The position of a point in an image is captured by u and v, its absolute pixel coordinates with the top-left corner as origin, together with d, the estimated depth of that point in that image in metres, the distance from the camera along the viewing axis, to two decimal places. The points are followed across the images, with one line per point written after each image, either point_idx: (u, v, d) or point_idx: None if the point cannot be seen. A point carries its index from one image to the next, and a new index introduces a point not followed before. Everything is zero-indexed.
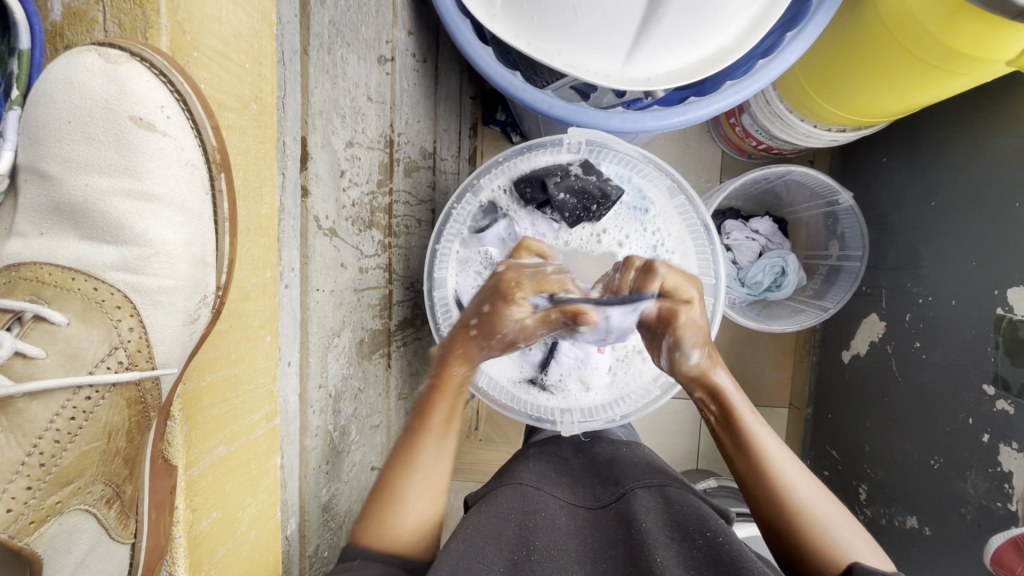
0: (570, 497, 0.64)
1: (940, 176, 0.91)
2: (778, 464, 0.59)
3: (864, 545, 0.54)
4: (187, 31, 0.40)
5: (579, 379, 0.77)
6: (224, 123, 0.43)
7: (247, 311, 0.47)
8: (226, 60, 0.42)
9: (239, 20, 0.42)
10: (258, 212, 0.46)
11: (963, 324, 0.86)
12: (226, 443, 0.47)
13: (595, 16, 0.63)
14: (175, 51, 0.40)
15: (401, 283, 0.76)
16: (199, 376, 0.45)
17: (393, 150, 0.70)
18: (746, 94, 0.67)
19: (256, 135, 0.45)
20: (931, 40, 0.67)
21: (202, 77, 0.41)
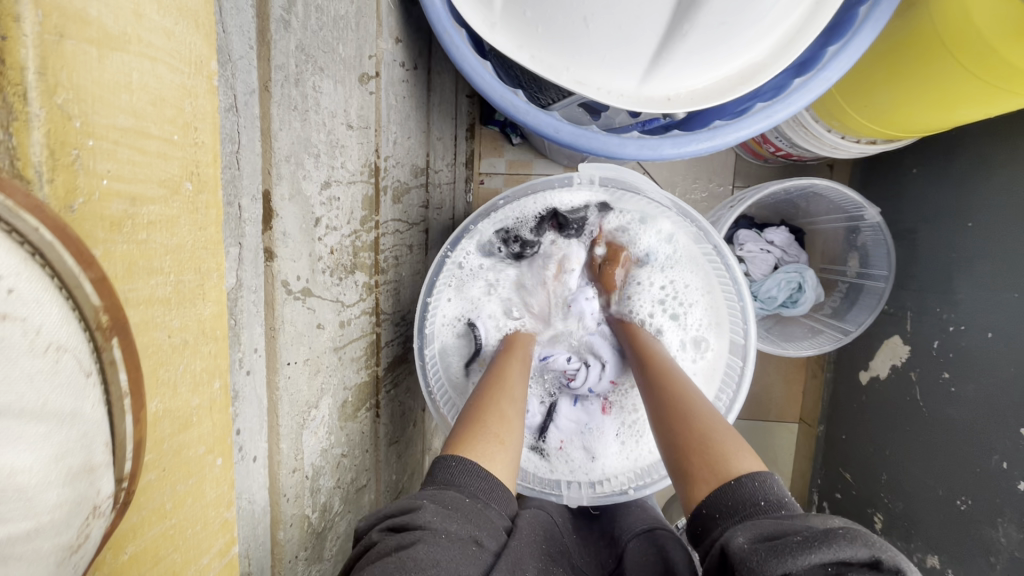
0: (581, 560, 0.58)
1: (980, 195, 0.84)
2: (679, 383, 0.59)
3: (749, 456, 0.49)
4: (73, 112, 0.26)
5: (583, 446, 0.72)
6: (146, 219, 0.30)
7: (188, 441, 0.34)
8: (142, 138, 0.29)
9: (162, 79, 0.30)
10: (198, 316, 0.34)
11: (1001, 360, 0.80)
12: None
13: (610, 29, 0.55)
14: (57, 142, 0.25)
15: (389, 321, 0.69)
16: (117, 554, 0.31)
17: (378, 178, 0.62)
18: (779, 118, 0.59)
19: (193, 221, 0.33)
20: (991, 57, 0.59)
21: (102, 170, 0.27)
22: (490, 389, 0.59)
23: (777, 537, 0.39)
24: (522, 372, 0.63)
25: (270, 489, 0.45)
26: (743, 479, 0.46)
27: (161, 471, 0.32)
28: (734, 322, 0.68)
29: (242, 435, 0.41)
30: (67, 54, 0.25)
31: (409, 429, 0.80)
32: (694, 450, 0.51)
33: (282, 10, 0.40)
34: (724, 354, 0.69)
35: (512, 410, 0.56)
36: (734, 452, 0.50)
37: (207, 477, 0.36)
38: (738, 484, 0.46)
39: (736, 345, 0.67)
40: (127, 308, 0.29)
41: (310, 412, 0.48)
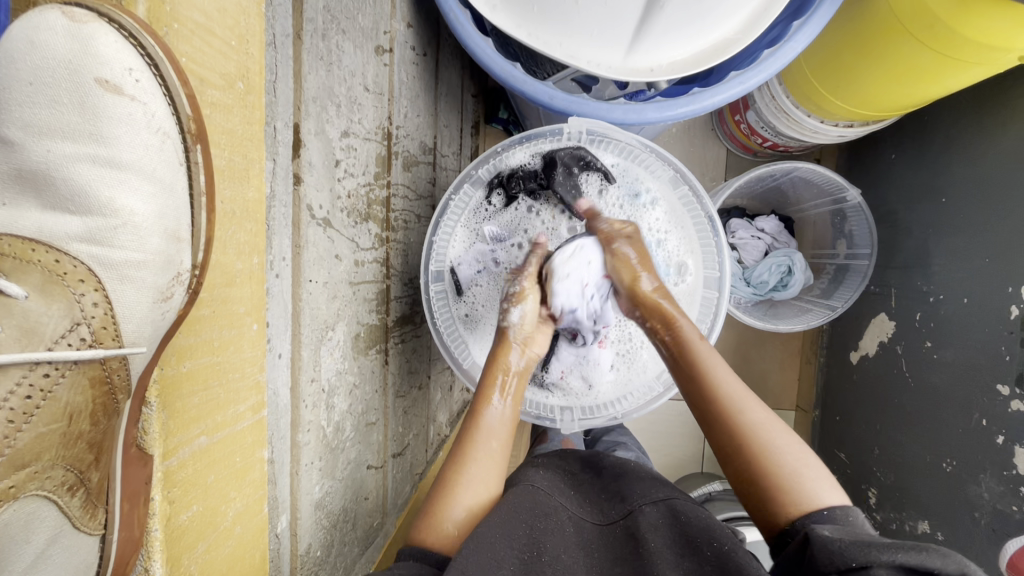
0: (579, 510, 0.62)
1: (951, 172, 0.90)
2: (750, 423, 0.56)
3: (830, 484, 0.52)
4: (167, 0, 0.37)
5: (581, 376, 0.74)
6: (208, 100, 0.41)
7: (231, 296, 0.44)
8: (211, 35, 0.39)
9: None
10: (244, 193, 0.44)
11: (975, 323, 0.85)
12: (208, 433, 0.44)
13: (596, 4, 0.62)
14: (152, 20, 0.37)
15: (399, 278, 0.75)
16: (179, 361, 0.42)
17: (390, 142, 0.68)
18: (751, 85, 0.66)
19: (242, 115, 0.43)
20: (942, 29, 0.65)
21: (183, 51, 0.38)
22: (460, 468, 0.60)
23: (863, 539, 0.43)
24: (504, 431, 0.63)
25: (291, 391, 0.51)
26: (836, 513, 0.49)
27: (212, 310, 0.43)
28: (711, 260, 0.71)
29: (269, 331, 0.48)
30: None
31: (415, 389, 0.84)
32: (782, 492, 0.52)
33: None
34: (701, 288, 0.72)
35: (478, 497, 0.59)
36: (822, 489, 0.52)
37: (245, 336, 0.45)
38: (832, 515, 0.49)
39: (711, 279, 0.71)
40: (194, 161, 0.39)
41: (328, 333, 0.54)
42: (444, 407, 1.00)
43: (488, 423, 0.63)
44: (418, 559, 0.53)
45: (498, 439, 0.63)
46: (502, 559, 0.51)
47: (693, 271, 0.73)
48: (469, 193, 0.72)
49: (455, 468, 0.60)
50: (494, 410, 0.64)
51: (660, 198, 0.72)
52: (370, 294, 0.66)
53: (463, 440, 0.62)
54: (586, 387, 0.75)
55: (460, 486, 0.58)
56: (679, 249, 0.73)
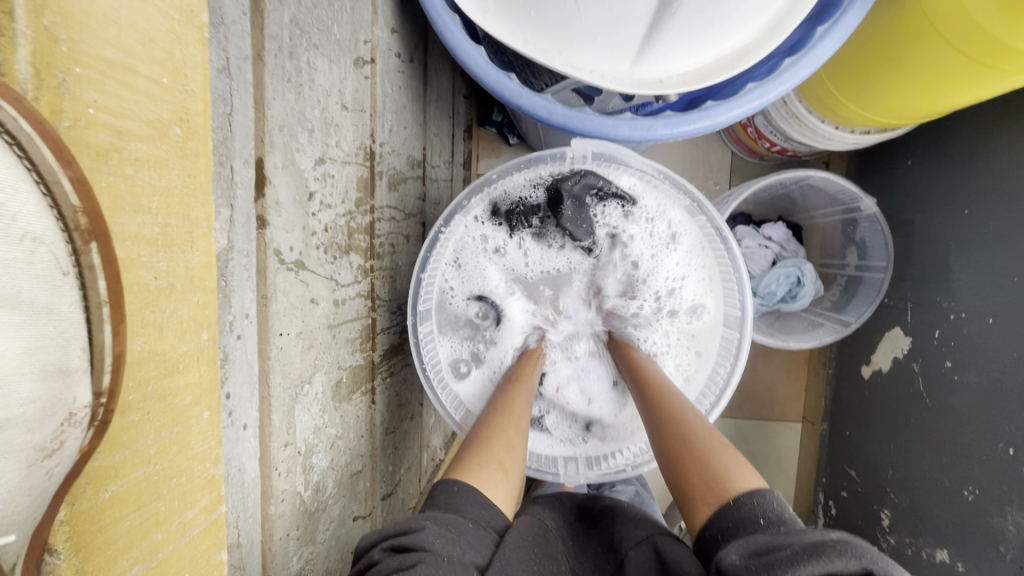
0: (572, 563, 0.56)
1: (974, 183, 0.84)
2: (679, 415, 0.57)
3: (746, 470, 0.50)
4: (62, 37, 0.27)
5: (580, 389, 0.70)
6: (133, 156, 0.32)
7: (174, 387, 0.36)
8: (130, 74, 0.31)
9: (150, 21, 0.32)
10: (186, 262, 0.35)
11: (1001, 345, 0.80)
12: (142, 561, 0.35)
13: (600, 10, 0.56)
14: (44, 64, 0.27)
15: (386, 308, 0.69)
16: (97, 489, 0.32)
17: (374, 163, 0.62)
18: (768, 99, 0.60)
19: (180, 166, 0.34)
20: (979, 35, 0.59)
21: (91, 98, 0.29)
22: (489, 439, 0.57)
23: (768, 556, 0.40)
24: (525, 421, 0.61)
25: (261, 460, 0.45)
26: (741, 499, 0.47)
27: (143, 414, 0.34)
28: (731, 296, 0.66)
29: (232, 399, 0.42)
30: None
31: (406, 421, 0.79)
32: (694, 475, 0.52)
33: None
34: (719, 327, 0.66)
35: (507, 462, 0.56)
36: (731, 469, 0.51)
37: (192, 430, 0.37)
38: (736, 502, 0.47)
39: (731, 317, 0.65)
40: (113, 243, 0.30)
41: (303, 388, 0.48)
42: (437, 433, 0.95)
43: (517, 411, 0.61)
44: (451, 504, 0.50)
45: (524, 412, 0.61)
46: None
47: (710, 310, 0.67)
48: (462, 221, 0.66)
49: (488, 435, 0.58)
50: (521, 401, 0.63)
51: (681, 232, 0.67)
52: (353, 331, 0.60)
53: (491, 418, 0.60)
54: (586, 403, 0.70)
55: (489, 451, 0.56)
56: (698, 290, 0.67)
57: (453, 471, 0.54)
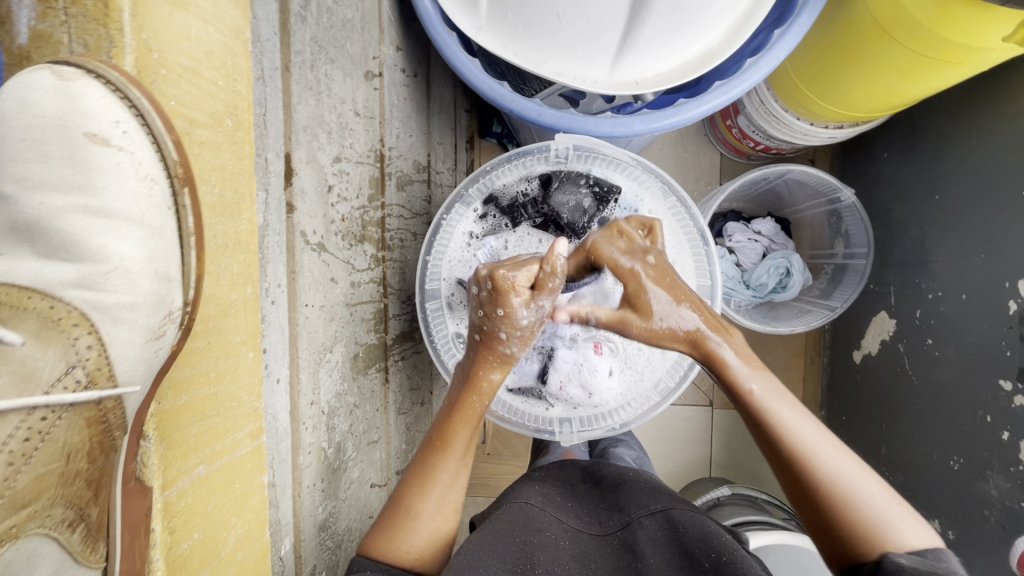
0: (576, 523, 0.62)
1: (941, 169, 0.90)
2: (823, 463, 0.53)
3: (910, 522, 0.50)
4: (154, 49, 0.37)
5: (580, 385, 0.70)
6: (196, 140, 0.41)
7: (227, 326, 0.44)
8: (197, 78, 0.40)
9: (210, 36, 0.40)
10: (236, 228, 0.44)
11: (974, 318, 0.85)
12: (206, 462, 0.44)
13: (580, 23, 0.63)
14: (142, 69, 0.37)
15: (396, 297, 0.76)
16: (175, 394, 0.43)
17: (383, 164, 0.69)
18: (736, 94, 0.67)
19: (231, 151, 0.43)
20: (920, 32, 0.66)
21: (171, 95, 0.39)
22: (414, 506, 0.56)
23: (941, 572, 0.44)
24: (460, 480, 0.59)
25: (290, 415, 0.51)
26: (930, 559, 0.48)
27: (207, 342, 0.44)
28: (702, 267, 0.71)
29: (267, 356, 0.49)
30: (151, 14, 0.36)
31: (418, 405, 0.85)
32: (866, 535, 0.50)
33: (299, 7, 0.49)
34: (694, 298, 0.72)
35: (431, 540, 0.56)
36: (904, 529, 0.50)
37: (241, 365, 0.45)
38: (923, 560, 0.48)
39: (703, 287, 0.71)
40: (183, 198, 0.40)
41: (325, 355, 0.54)
42: None
43: (456, 446, 0.59)
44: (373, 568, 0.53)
45: (456, 477, 0.59)
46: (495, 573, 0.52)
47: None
48: (456, 218, 0.72)
49: (414, 496, 0.57)
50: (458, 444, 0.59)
51: (661, 221, 0.72)
52: (368, 313, 0.67)
53: (419, 477, 0.58)
54: (587, 395, 0.70)
55: (420, 516, 0.56)
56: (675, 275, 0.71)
57: (378, 537, 0.55)
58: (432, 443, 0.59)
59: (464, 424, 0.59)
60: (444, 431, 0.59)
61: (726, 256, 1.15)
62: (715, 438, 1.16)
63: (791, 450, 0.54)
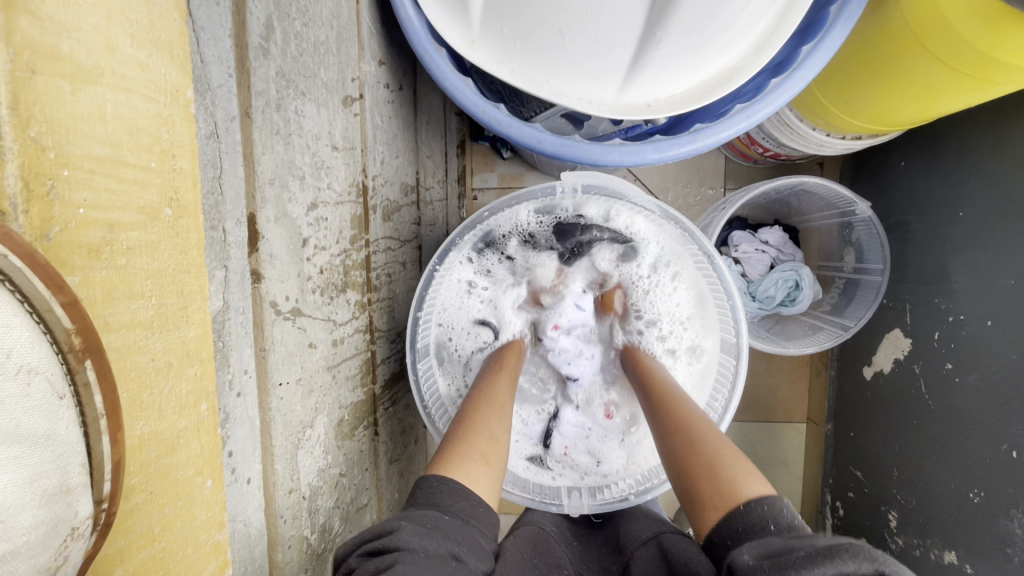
0: (581, 567, 0.56)
1: (965, 185, 0.85)
2: (688, 425, 0.56)
3: (755, 477, 0.49)
4: (49, 145, 0.27)
5: (588, 449, 0.69)
6: (125, 246, 0.31)
7: (176, 462, 0.35)
8: (118, 166, 0.31)
9: (135, 110, 0.31)
10: (182, 338, 0.35)
11: (1000, 347, 0.80)
12: None
13: (585, 41, 0.56)
14: (34, 175, 0.27)
15: (385, 338, 0.70)
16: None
17: (367, 198, 0.62)
18: (757, 119, 0.60)
19: (172, 247, 0.34)
20: (963, 48, 0.59)
21: (80, 199, 0.29)
22: (472, 433, 0.55)
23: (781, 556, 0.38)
24: (508, 399, 0.60)
25: (265, 510, 0.45)
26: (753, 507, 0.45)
27: (147, 495, 0.33)
28: (726, 322, 0.64)
29: (234, 456, 0.42)
30: (39, 95, 0.26)
31: (411, 446, 0.79)
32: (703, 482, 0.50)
33: (259, 38, 0.42)
34: (718, 354, 0.66)
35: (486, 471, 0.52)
36: (743, 478, 0.49)
37: (195, 498, 0.37)
38: (749, 514, 0.45)
39: (727, 344, 0.64)
40: (105, 333, 0.30)
41: (305, 433, 0.48)
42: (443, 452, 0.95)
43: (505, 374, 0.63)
44: (436, 500, 0.47)
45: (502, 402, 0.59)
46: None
47: (709, 349, 0.67)
48: (449, 270, 0.65)
49: (469, 426, 0.55)
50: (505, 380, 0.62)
51: (680, 272, 0.68)
52: (353, 367, 0.60)
53: (471, 406, 0.58)
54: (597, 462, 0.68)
55: (480, 430, 0.55)
56: (693, 330, 0.68)
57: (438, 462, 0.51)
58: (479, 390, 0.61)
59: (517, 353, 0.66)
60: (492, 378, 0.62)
61: (732, 269, 1.10)
62: None
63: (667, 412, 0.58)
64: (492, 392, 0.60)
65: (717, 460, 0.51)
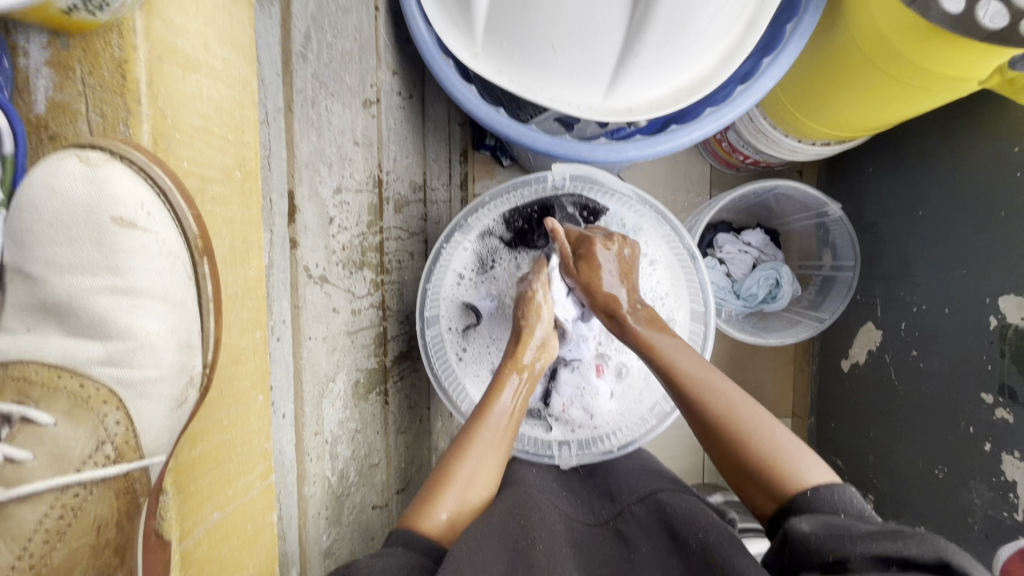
0: (570, 510, 0.63)
1: (923, 186, 0.93)
2: (727, 403, 0.60)
3: (814, 466, 0.55)
4: (169, 114, 0.39)
5: (582, 407, 0.73)
6: (208, 194, 0.43)
7: (238, 373, 0.47)
8: (209, 134, 0.42)
9: (220, 92, 0.42)
10: (245, 275, 0.46)
11: (957, 332, 0.87)
12: (220, 508, 0.46)
13: (574, 54, 0.65)
14: (157, 135, 0.39)
15: (395, 318, 0.77)
16: (191, 447, 0.44)
17: (381, 190, 0.70)
18: (726, 121, 0.68)
19: (241, 203, 0.45)
20: (903, 61, 0.68)
21: (184, 156, 0.41)
22: (456, 468, 0.60)
23: (839, 531, 0.46)
24: (506, 433, 0.64)
25: (296, 446, 0.53)
26: (821, 493, 0.52)
27: (220, 392, 0.45)
28: (695, 294, 0.73)
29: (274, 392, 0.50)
30: (166, 80, 0.38)
31: (416, 422, 0.86)
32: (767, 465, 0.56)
33: (300, 45, 0.50)
34: (688, 325, 0.73)
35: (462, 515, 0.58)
36: (802, 462, 0.55)
37: (251, 410, 0.47)
38: (814, 496, 0.52)
39: (697, 313, 0.73)
40: None
41: (329, 385, 0.56)
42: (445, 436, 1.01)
43: (496, 409, 0.64)
44: (405, 544, 0.53)
45: (502, 435, 0.64)
46: (493, 554, 0.51)
47: (680, 323, 0.73)
48: (454, 252, 0.73)
49: (456, 458, 0.61)
50: (507, 398, 0.65)
51: (656, 260, 0.74)
52: (368, 338, 0.68)
53: (463, 439, 0.62)
54: (587, 417, 0.74)
55: (457, 481, 0.59)
56: (669, 306, 0.74)
57: (410, 516, 0.57)
58: (478, 408, 0.65)
59: (503, 392, 0.65)
60: (493, 394, 0.65)
61: (717, 267, 1.17)
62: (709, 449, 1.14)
63: (694, 394, 0.61)
64: (486, 415, 0.64)
65: (771, 446, 0.57)
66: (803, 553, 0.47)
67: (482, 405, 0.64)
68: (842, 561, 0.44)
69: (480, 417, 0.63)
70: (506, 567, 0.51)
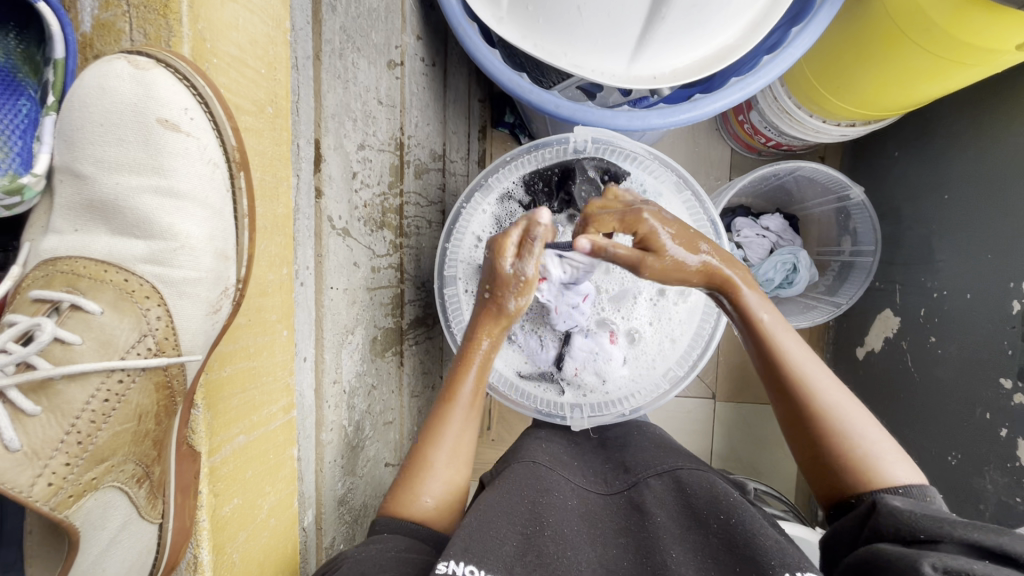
0: (582, 481, 0.62)
1: (949, 170, 0.91)
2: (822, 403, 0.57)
3: (893, 460, 0.54)
4: (207, 39, 0.41)
5: (595, 371, 0.74)
6: (242, 125, 0.44)
7: (265, 305, 0.48)
8: (244, 65, 0.44)
9: (256, 27, 0.44)
10: (274, 210, 0.47)
11: (978, 317, 0.86)
12: (246, 432, 0.48)
13: (600, 18, 0.64)
14: (196, 57, 0.41)
15: (412, 283, 0.78)
16: (220, 366, 0.46)
17: (403, 152, 0.70)
18: (751, 91, 0.68)
19: (272, 137, 0.47)
20: (939, 34, 0.67)
21: (221, 82, 0.43)
22: (429, 454, 0.60)
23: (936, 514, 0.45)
24: (472, 416, 0.62)
25: (315, 392, 0.55)
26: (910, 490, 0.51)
27: (247, 319, 0.47)
28: None
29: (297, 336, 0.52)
30: (206, 5, 0.40)
31: (429, 388, 0.87)
32: (837, 463, 0.55)
33: None
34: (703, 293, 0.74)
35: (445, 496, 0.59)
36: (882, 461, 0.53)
37: (277, 342, 0.49)
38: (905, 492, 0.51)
39: None
40: None
41: (347, 337, 0.57)
42: None
43: (463, 397, 0.61)
44: (390, 530, 0.56)
45: (469, 419, 0.62)
46: (503, 535, 0.51)
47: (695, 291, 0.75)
48: (474, 213, 0.74)
49: (426, 445, 0.60)
50: (471, 382, 0.62)
51: None
52: (386, 298, 0.69)
53: (433, 423, 0.61)
54: (600, 382, 0.75)
55: (435, 464, 0.59)
56: None
57: (394, 500, 0.58)
58: (443, 390, 0.62)
59: (467, 377, 0.61)
60: (456, 378, 0.61)
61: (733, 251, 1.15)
62: (716, 431, 1.13)
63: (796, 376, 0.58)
64: (454, 399, 0.61)
65: (865, 454, 0.54)
66: (889, 528, 0.46)
67: (448, 389, 0.61)
68: (936, 539, 0.43)
69: (447, 405, 0.61)
70: (515, 548, 0.51)
